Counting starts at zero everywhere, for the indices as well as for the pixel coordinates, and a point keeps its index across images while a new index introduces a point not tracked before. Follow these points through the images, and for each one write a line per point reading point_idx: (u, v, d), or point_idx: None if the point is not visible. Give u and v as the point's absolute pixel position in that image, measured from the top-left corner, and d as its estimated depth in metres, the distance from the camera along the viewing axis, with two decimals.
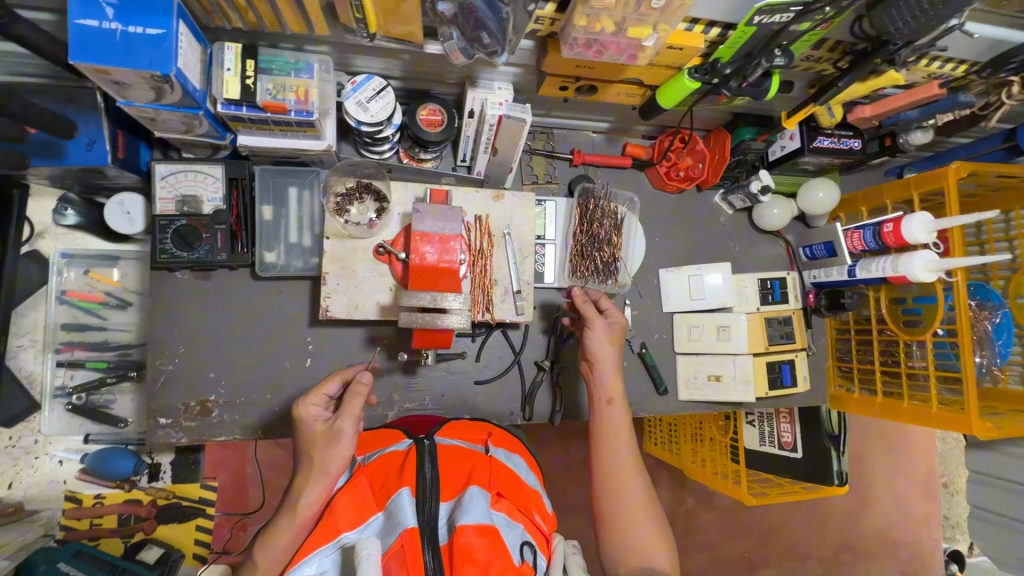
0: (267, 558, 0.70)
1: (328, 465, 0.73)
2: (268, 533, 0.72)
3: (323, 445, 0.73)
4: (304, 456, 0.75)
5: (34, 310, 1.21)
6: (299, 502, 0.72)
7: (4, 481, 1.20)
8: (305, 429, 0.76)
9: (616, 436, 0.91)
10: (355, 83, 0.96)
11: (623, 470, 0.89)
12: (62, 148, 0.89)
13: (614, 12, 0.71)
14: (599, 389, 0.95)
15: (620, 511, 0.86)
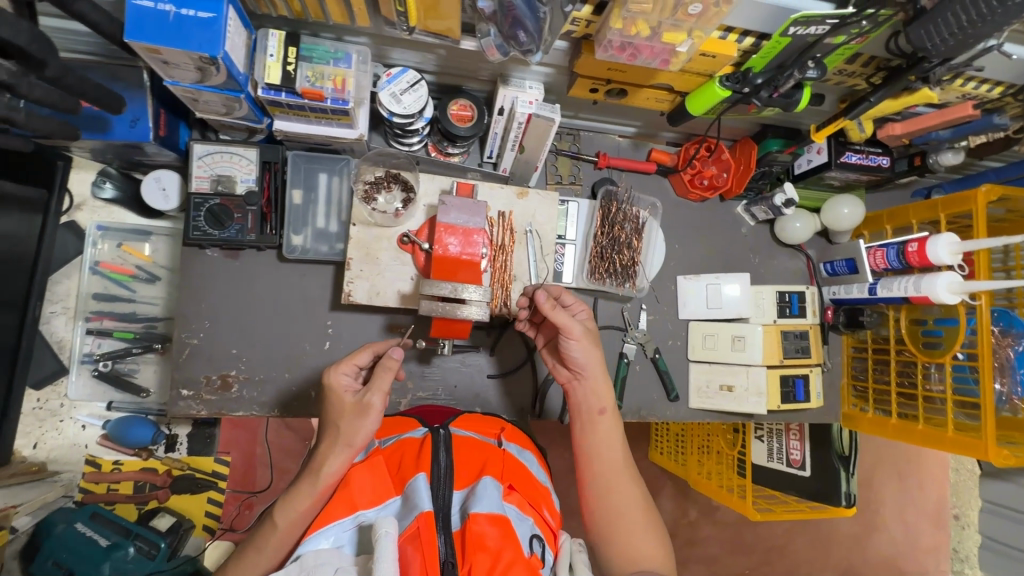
0: (286, 520, 0.72)
1: (354, 437, 0.73)
2: (288, 498, 0.73)
3: (351, 417, 0.74)
4: (330, 426, 0.75)
5: (68, 278, 1.25)
6: (322, 469, 0.72)
7: (29, 440, 1.23)
8: (335, 398, 0.76)
9: (606, 447, 0.91)
10: (391, 75, 0.98)
11: (620, 477, 0.89)
12: (108, 122, 0.93)
13: (650, 17, 0.72)
14: (590, 401, 0.93)
15: (614, 521, 0.86)
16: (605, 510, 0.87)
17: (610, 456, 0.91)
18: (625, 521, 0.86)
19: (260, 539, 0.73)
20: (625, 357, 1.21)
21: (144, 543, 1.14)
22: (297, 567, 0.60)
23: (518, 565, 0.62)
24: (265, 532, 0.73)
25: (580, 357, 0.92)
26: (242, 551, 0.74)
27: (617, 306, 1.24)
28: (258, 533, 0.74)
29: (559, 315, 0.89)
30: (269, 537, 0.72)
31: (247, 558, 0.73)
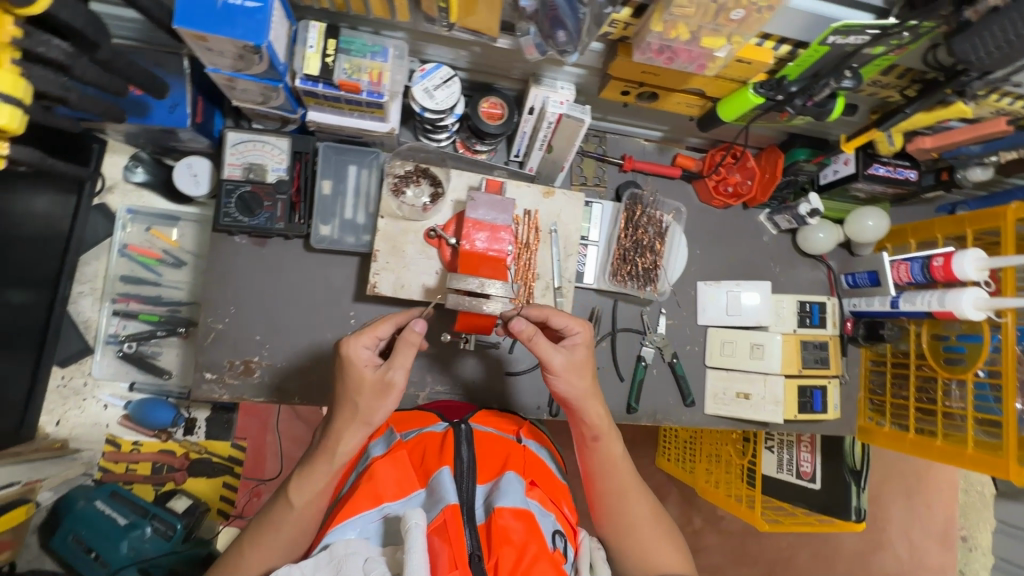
0: (302, 498, 0.73)
1: (371, 416, 0.73)
2: (303, 476, 0.74)
3: (372, 395, 0.72)
4: (346, 401, 0.73)
5: (96, 260, 1.27)
6: (337, 448, 0.73)
7: (53, 418, 1.25)
8: (354, 372, 0.73)
9: (608, 469, 0.88)
10: (425, 71, 0.99)
11: (631, 494, 0.87)
12: (148, 106, 0.95)
13: (691, 21, 0.73)
14: (583, 427, 0.88)
15: (627, 536, 0.86)
16: (618, 528, 0.86)
17: (615, 477, 0.87)
18: (639, 535, 0.85)
19: (276, 516, 0.74)
20: (642, 361, 1.21)
21: (161, 523, 1.17)
22: (327, 557, 0.60)
23: (543, 561, 0.63)
24: (279, 509, 0.74)
25: (565, 387, 0.86)
26: (255, 526, 0.75)
27: (637, 309, 1.24)
28: (272, 509, 0.75)
29: (538, 346, 0.84)
30: (286, 514, 0.73)
31: (263, 535, 0.73)
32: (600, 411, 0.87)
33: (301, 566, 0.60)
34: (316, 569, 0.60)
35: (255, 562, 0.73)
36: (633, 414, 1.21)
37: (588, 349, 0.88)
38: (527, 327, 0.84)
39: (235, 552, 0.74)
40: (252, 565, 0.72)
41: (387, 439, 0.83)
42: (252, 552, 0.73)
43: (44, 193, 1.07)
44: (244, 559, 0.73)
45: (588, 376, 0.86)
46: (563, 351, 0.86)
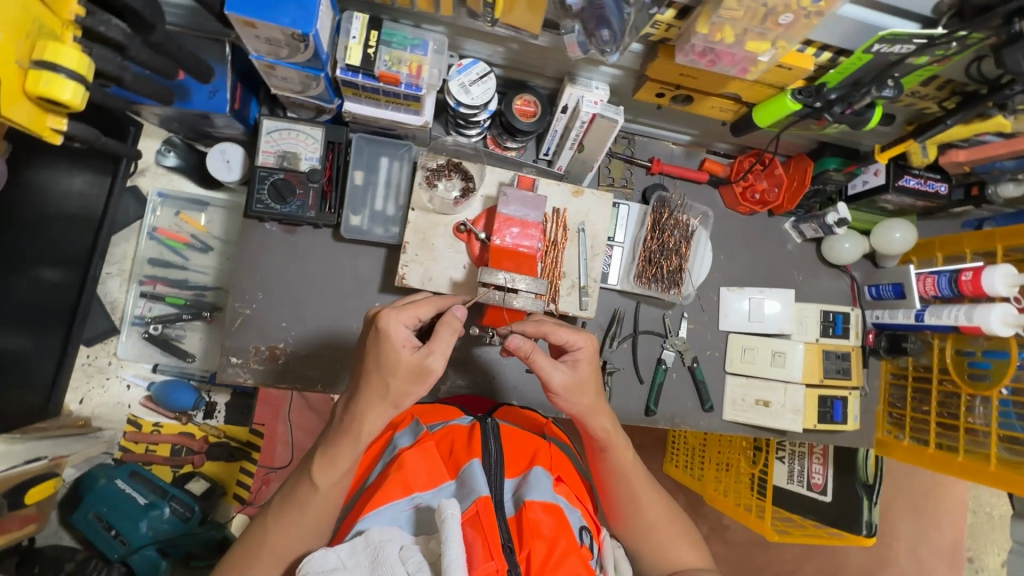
0: (327, 479, 0.73)
1: (402, 400, 0.73)
2: (328, 457, 0.73)
3: (407, 379, 0.72)
4: (376, 381, 0.72)
5: (126, 242, 1.32)
6: (362, 429, 0.73)
7: (77, 396, 1.29)
8: (391, 353, 0.71)
9: (619, 476, 0.85)
10: (461, 66, 1.00)
11: (647, 498, 0.85)
12: (189, 91, 0.97)
13: (738, 24, 0.73)
14: (589, 438, 0.86)
15: (645, 541, 0.84)
16: (636, 533, 0.85)
17: (628, 484, 0.85)
18: (657, 538, 0.84)
19: (301, 496, 0.73)
20: (663, 363, 1.21)
21: (178, 505, 1.22)
22: (363, 543, 0.61)
23: (573, 555, 0.64)
24: (304, 490, 0.73)
25: (565, 402, 0.83)
26: (277, 505, 0.74)
27: (659, 312, 1.23)
28: (296, 489, 0.74)
29: (537, 365, 0.80)
30: (311, 495, 0.73)
31: (287, 515, 0.73)
32: (605, 420, 0.85)
33: (338, 551, 0.61)
34: (353, 554, 0.61)
35: (278, 542, 0.72)
36: (651, 416, 1.21)
37: (592, 364, 0.84)
38: (526, 345, 0.80)
39: (257, 531, 0.73)
40: (275, 545, 0.72)
41: (415, 429, 0.83)
42: (276, 532, 0.72)
43: (82, 173, 1.14)
44: (266, 538, 0.72)
45: (590, 392, 0.83)
46: (563, 367, 0.82)
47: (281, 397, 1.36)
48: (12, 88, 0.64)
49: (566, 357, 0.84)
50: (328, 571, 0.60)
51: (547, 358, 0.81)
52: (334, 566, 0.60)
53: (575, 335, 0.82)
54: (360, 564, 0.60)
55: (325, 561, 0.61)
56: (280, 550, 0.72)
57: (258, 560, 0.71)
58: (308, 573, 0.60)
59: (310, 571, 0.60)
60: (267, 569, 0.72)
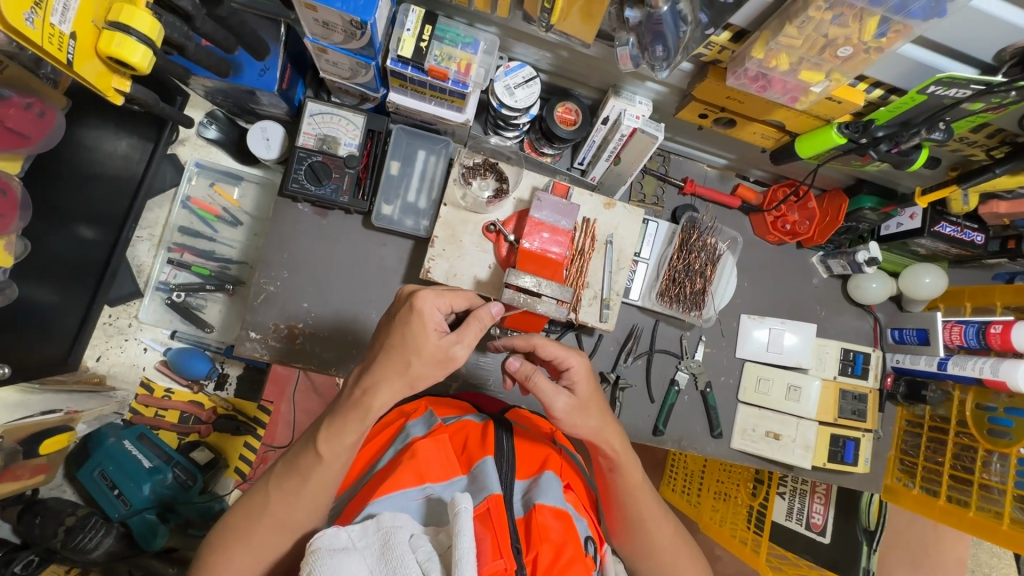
0: (333, 453, 0.71)
1: (418, 381, 0.72)
2: (333, 428, 0.71)
3: (429, 364, 0.72)
4: (396, 359, 0.71)
5: (159, 208, 1.36)
6: (373, 405, 0.71)
7: (94, 353, 1.31)
8: (420, 333, 0.71)
9: (630, 496, 0.82)
10: (509, 68, 1.01)
11: (654, 521, 0.82)
12: (240, 67, 0.99)
13: (796, 52, 0.73)
14: (597, 456, 0.82)
15: (650, 561, 0.83)
16: (639, 552, 0.83)
17: (636, 505, 0.82)
18: (661, 558, 0.82)
19: (304, 466, 0.71)
20: (676, 385, 1.19)
21: (182, 472, 1.24)
22: (374, 526, 0.62)
23: (578, 564, 0.64)
24: (307, 460, 0.71)
25: (571, 427, 0.80)
26: (280, 472, 0.73)
27: (677, 332, 1.22)
28: (299, 459, 0.72)
29: (539, 389, 0.77)
30: (314, 466, 0.71)
31: (289, 484, 0.71)
32: (616, 440, 0.81)
33: (349, 530, 0.62)
34: (363, 536, 0.61)
35: (278, 509, 0.71)
36: (659, 437, 1.19)
37: (591, 382, 0.80)
38: (523, 367, 0.78)
39: (258, 495, 0.73)
40: (275, 512, 0.71)
41: (428, 420, 0.84)
42: (277, 498, 0.71)
43: (128, 137, 1.19)
44: (267, 505, 0.71)
45: (595, 411, 0.80)
46: (564, 391, 0.79)
47: (287, 376, 1.34)
48: (87, 47, 0.73)
49: (564, 378, 0.81)
50: (339, 549, 0.59)
51: (547, 381, 0.78)
52: (344, 545, 0.60)
53: (565, 353, 0.79)
54: (370, 545, 0.61)
55: (336, 538, 0.60)
56: (278, 520, 0.71)
57: (257, 525, 0.71)
58: (320, 549, 0.59)
59: (321, 547, 0.59)
60: (265, 536, 0.71)
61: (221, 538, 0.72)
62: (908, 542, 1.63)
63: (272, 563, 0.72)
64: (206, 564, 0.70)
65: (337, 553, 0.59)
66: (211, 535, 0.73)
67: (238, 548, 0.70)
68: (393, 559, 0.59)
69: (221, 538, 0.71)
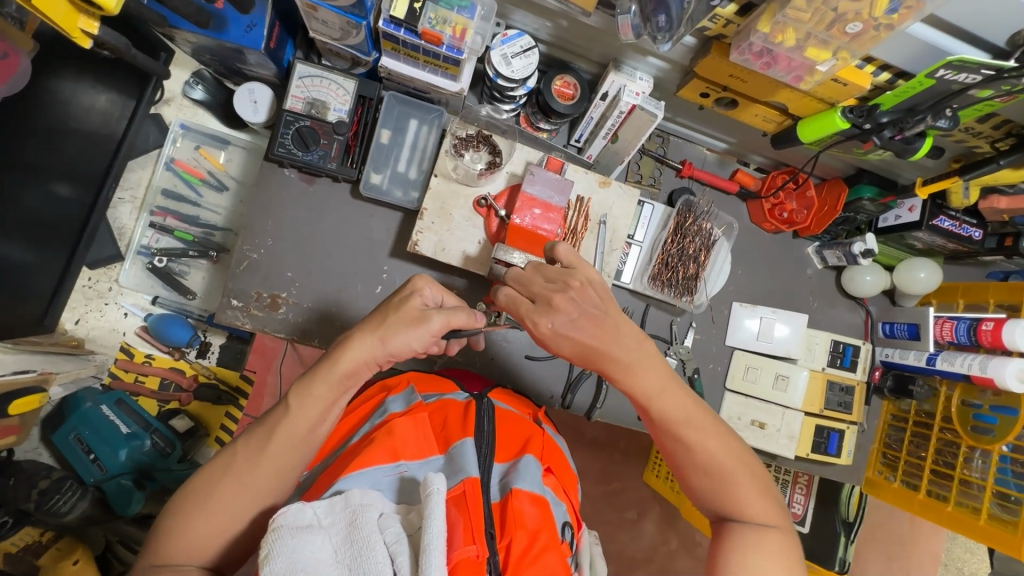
0: (301, 406, 0.70)
1: (390, 335, 0.72)
2: (305, 377, 0.72)
3: (404, 322, 0.73)
4: (376, 316, 0.74)
5: (142, 168, 1.32)
6: (342, 358, 0.71)
7: (73, 316, 1.29)
8: (405, 297, 0.75)
9: (661, 399, 0.76)
10: (507, 35, 0.98)
11: (691, 426, 0.76)
12: (226, 22, 0.95)
13: (803, 26, 0.70)
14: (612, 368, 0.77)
15: (705, 472, 0.76)
16: (690, 466, 0.77)
17: (668, 413, 0.76)
18: (712, 467, 0.76)
19: (273, 419, 0.70)
20: None
21: (161, 438, 1.24)
22: (342, 503, 0.60)
23: (552, 551, 0.64)
24: (277, 413, 0.71)
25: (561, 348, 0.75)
26: (248, 435, 0.71)
27: (667, 317, 1.21)
28: (270, 414, 0.71)
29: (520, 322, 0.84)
30: (282, 418, 0.70)
31: (255, 440, 0.69)
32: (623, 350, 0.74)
33: (314, 507, 0.59)
34: (330, 513, 0.60)
35: (246, 468, 0.68)
36: None
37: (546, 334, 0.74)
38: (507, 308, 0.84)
39: (220, 463, 0.69)
40: (239, 476, 0.68)
41: (408, 397, 0.83)
42: (245, 456, 0.69)
43: (107, 92, 1.17)
44: (234, 463, 0.69)
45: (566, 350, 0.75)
46: None
47: (275, 348, 1.35)
48: None
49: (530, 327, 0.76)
50: (303, 527, 0.57)
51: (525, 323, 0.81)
52: (309, 522, 0.58)
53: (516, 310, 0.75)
54: (336, 524, 0.59)
55: (300, 515, 0.58)
56: (244, 487, 0.68)
57: (222, 482, 0.68)
58: (281, 528, 0.56)
59: (283, 525, 0.57)
60: (232, 490, 0.67)
61: (186, 493, 0.68)
62: (884, 536, 1.64)
63: (233, 537, 0.68)
64: (167, 529, 0.66)
65: (300, 531, 0.57)
66: (174, 499, 0.69)
67: (196, 513, 0.66)
68: (359, 540, 0.57)
69: (182, 501, 0.68)
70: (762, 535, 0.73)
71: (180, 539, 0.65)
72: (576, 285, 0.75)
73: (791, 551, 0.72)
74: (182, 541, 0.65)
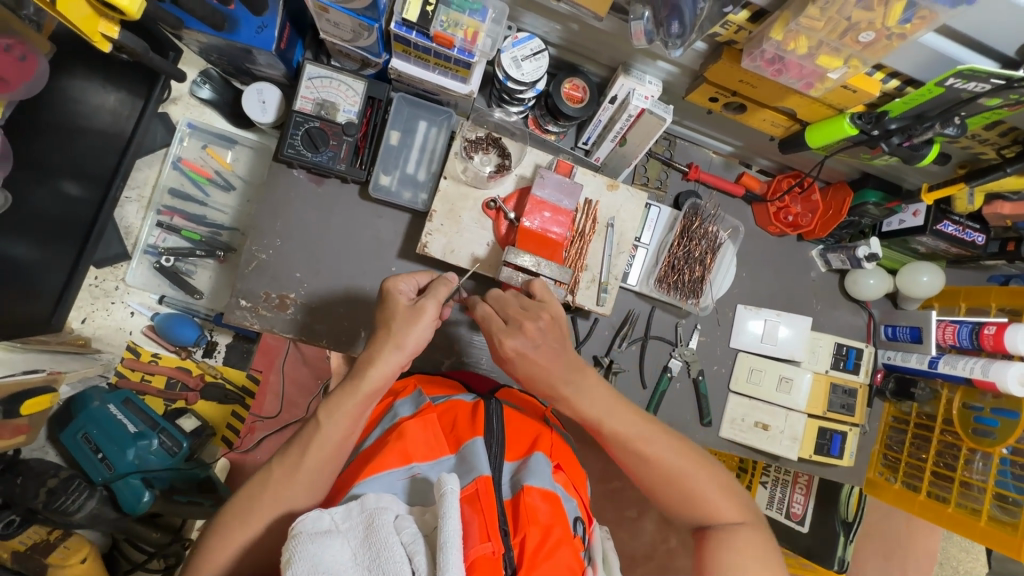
0: (332, 419, 0.72)
1: (405, 338, 0.75)
2: (332, 403, 0.73)
3: (403, 321, 0.76)
4: (381, 332, 0.77)
5: (149, 167, 1.32)
6: (369, 377, 0.73)
7: (80, 315, 1.29)
8: (392, 302, 0.78)
9: (611, 417, 0.81)
10: (517, 38, 0.98)
11: (644, 441, 0.81)
12: (237, 23, 0.96)
13: (815, 35, 0.71)
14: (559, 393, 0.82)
15: (668, 483, 0.81)
16: (654, 480, 0.82)
17: (619, 431, 0.81)
18: (673, 478, 0.80)
19: (305, 436, 0.72)
20: (669, 371, 1.19)
21: (167, 438, 1.23)
22: (358, 508, 0.61)
23: (565, 546, 0.65)
24: (308, 429, 0.72)
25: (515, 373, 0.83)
26: (282, 452, 0.72)
27: (672, 319, 1.21)
28: (301, 432, 0.73)
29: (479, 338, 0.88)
30: (314, 434, 0.72)
31: (291, 458, 0.71)
32: (555, 372, 0.80)
33: (332, 513, 0.60)
34: (347, 518, 0.60)
35: (285, 484, 0.70)
36: None
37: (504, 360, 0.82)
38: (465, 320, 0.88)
39: (256, 482, 0.71)
40: (277, 489, 0.70)
41: (416, 400, 0.83)
42: (281, 472, 0.70)
43: (116, 92, 1.17)
44: (269, 481, 0.70)
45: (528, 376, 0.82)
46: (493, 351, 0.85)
47: (278, 347, 1.36)
48: None
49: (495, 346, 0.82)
50: (321, 533, 0.58)
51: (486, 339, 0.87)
52: (327, 528, 0.59)
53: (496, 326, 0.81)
54: (353, 528, 0.60)
55: (319, 522, 0.59)
56: (280, 496, 0.69)
57: (261, 502, 0.69)
58: (301, 534, 0.58)
59: (302, 531, 0.58)
60: (268, 508, 0.69)
61: (225, 514, 0.70)
62: (882, 536, 1.65)
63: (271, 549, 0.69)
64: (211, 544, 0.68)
65: (319, 536, 0.58)
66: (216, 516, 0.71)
67: (238, 525, 0.68)
68: (376, 542, 0.57)
69: (227, 516, 0.70)
70: (730, 531, 0.78)
71: (223, 552, 0.67)
72: (547, 317, 0.80)
73: (758, 543, 0.78)
74: (230, 552, 0.67)
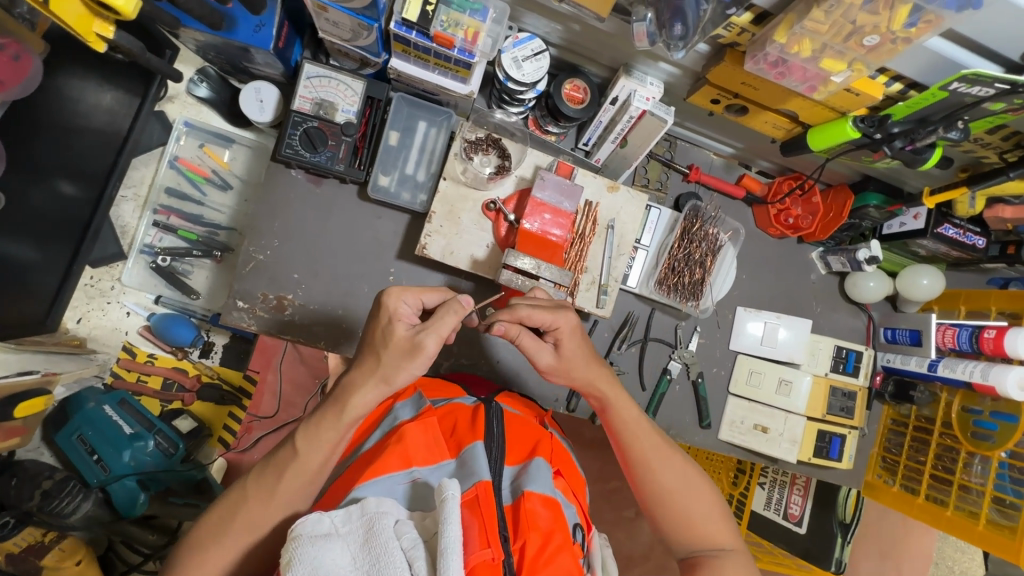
0: (311, 446, 0.72)
1: (392, 374, 0.72)
2: (310, 431, 0.73)
3: (396, 356, 0.73)
4: (370, 358, 0.74)
5: (146, 166, 1.31)
6: (350, 401, 0.73)
7: (75, 315, 1.28)
8: (386, 327, 0.74)
9: (629, 425, 0.86)
10: (518, 39, 0.97)
11: (655, 456, 0.84)
12: (234, 21, 0.95)
13: (819, 38, 0.70)
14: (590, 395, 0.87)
15: (668, 502, 0.83)
16: (655, 496, 0.84)
17: (635, 441, 0.85)
18: (675, 495, 0.83)
19: (282, 459, 0.72)
20: (668, 373, 1.18)
21: (163, 440, 1.23)
22: (358, 511, 0.60)
23: (565, 552, 0.64)
24: (285, 453, 0.73)
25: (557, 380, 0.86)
26: (259, 471, 0.73)
27: (672, 321, 1.21)
28: (278, 452, 0.73)
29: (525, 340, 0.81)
30: (291, 459, 0.72)
31: (266, 480, 0.71)
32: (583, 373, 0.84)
33: (332, 516, 0.60)
34: (347, 521, 0.60)
35: (257, 508, 0.71)
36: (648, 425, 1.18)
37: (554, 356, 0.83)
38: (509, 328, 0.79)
39: (233, 500, 0.72)
40: (252, 511, 0.70)
41: (416, 403, 0.83)
42: (256, 494, 0.71)
43: (112, 90, 1.16)
44: (243, 503, 0.71)
45: (579, 367, 0.84)
46: (547, 347, 0.82)
47: (275, 347, 1.34)
48: None
49: (550, 336, 0.82)
50: (321, 536, 0.58)
51: (531, 340, 0.81)
52: (327, 531, 0.58)
53: (554, 316, 0.79)
54: (354, 532, 0.59)
55: (319, 524, 0.59)
56: (253, 519, 0.70)
57: (231, 525, 0.70)
58: (301, 536, 0.57)
59: (303, 534, 0.58)
60: (237, 538, 0.70)
61: (196, 533, 0.71)
62: (878, 536, 1.65)
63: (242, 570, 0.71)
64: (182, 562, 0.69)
65: (319, 539, 0.57)
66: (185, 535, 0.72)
67: (212, 547, 0.69)
68: (377, 547, 0.57)
69: (199, 533, 0.71)
70: (720, 557, 0.80)
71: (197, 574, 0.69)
72: None
73: (746, 569, 0.80)
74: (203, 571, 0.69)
